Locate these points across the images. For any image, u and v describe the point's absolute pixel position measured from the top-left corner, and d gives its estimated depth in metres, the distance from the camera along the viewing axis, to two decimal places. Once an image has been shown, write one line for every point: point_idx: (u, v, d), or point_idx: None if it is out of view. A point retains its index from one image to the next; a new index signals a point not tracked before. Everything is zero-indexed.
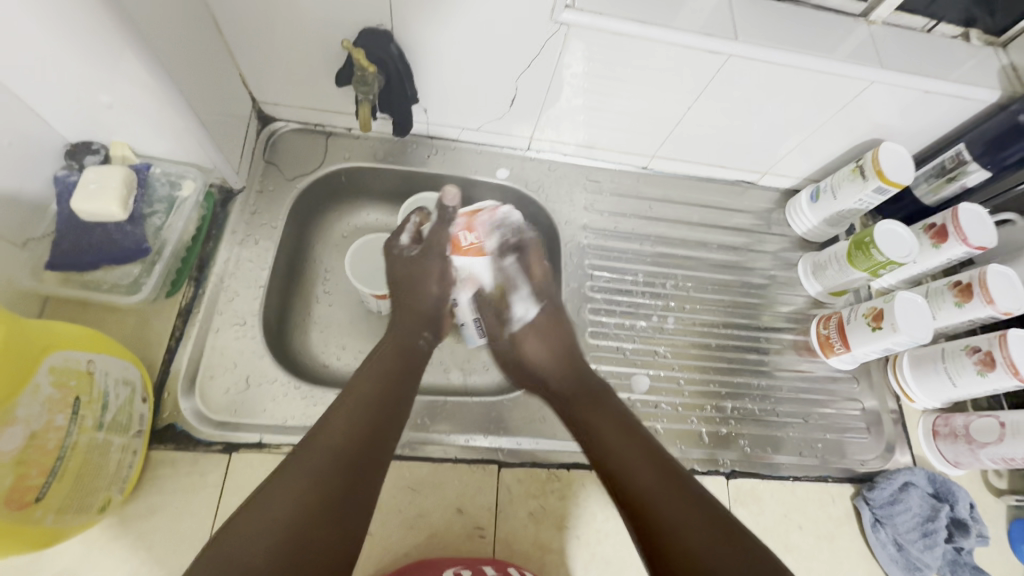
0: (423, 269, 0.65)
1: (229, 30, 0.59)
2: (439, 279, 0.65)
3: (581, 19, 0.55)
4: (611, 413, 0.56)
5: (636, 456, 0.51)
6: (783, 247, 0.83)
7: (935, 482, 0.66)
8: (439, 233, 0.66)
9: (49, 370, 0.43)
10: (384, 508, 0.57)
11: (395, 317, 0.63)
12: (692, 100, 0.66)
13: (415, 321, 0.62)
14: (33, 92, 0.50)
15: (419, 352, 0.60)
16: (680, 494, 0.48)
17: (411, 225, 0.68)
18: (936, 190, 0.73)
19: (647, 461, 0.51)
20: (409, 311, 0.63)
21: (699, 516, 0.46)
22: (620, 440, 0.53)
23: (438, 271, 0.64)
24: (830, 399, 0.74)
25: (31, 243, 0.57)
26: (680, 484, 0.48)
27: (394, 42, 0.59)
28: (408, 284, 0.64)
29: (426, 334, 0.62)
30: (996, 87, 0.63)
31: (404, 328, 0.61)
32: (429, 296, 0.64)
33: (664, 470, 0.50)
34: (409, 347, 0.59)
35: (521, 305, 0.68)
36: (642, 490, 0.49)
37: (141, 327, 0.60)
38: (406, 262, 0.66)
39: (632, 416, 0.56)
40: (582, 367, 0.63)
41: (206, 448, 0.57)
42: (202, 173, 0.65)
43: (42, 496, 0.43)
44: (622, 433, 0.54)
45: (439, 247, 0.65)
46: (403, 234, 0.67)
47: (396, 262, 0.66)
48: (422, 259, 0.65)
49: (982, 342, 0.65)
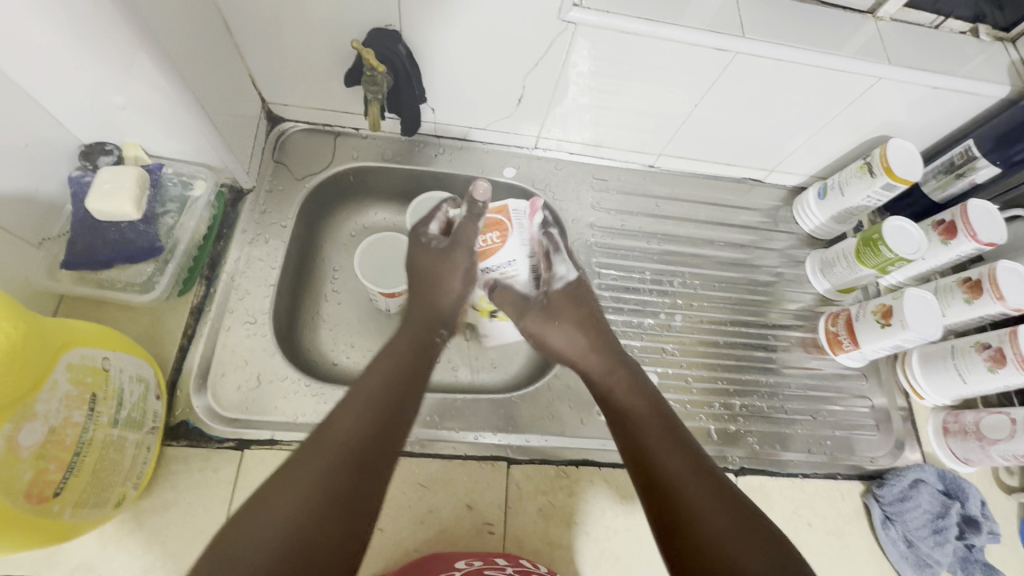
0: (448, 263, 0.61)
1: (240, 31, 0.59)
2: (464, 277, 0.61)
3: (588, 17, 0.56)
4: (642, 404, 0.53)
5: (666, 446, 0.48)
6: (790, 245, 0.83)
7: (945, 479, 0.66)
8: (468, 229, 0.61)
9: (67, 366, 0.44)
10: (395, 505, 0.58)
11: (411, 308, 0.60)
12: (699, 98, 0.66)
13: (434, 316, 0.59)
14: (47, 94, 0.51)
15: (434, 347, 0.57)
16: (711, 490, 0.44)
17: (441, 214, 0.66)
18: (944, 186, 0.73)
19: (678, 450, 0.48)
20: (430, 302, 0.59)
21: (728, 514, 0.43)
22: (650, 429, 0.50)
23: (465, 267, 0.61)
24: (838, 396, 0.74)
25: (47, 243, 0.58)
26: (711, 479, 0.45)
27: (402, 42, 0.59)
28: (431, 276, 0.60)
29: (442, 329, 0.59)
30: (1005, 82, 0.63)
31: (421, 321, 0.58)
32: (450, 290, 0.60)
33: (696, 465, 0.46)
34: (425, 344, 0.56)
35: (562, 264, 0.64)
36: (668, 488, 0.45)
37: (154, 325, 0.61)
38: (433, 250, 0.62)
39: (664, 407, 0.53)
40: (621, 356, 0.59)
41: (218, 445, 0.58)
42: (213, 172, 0.66)
43: (61, 491, 0.43)
44: (654, 421, 0.51)
45: (466, 244, 0.61)
46: (432, 223, 0.65)
47: (422, 252, 0.63)
48: (448, 252, 0.61)
49: (992, 338, 0.65)
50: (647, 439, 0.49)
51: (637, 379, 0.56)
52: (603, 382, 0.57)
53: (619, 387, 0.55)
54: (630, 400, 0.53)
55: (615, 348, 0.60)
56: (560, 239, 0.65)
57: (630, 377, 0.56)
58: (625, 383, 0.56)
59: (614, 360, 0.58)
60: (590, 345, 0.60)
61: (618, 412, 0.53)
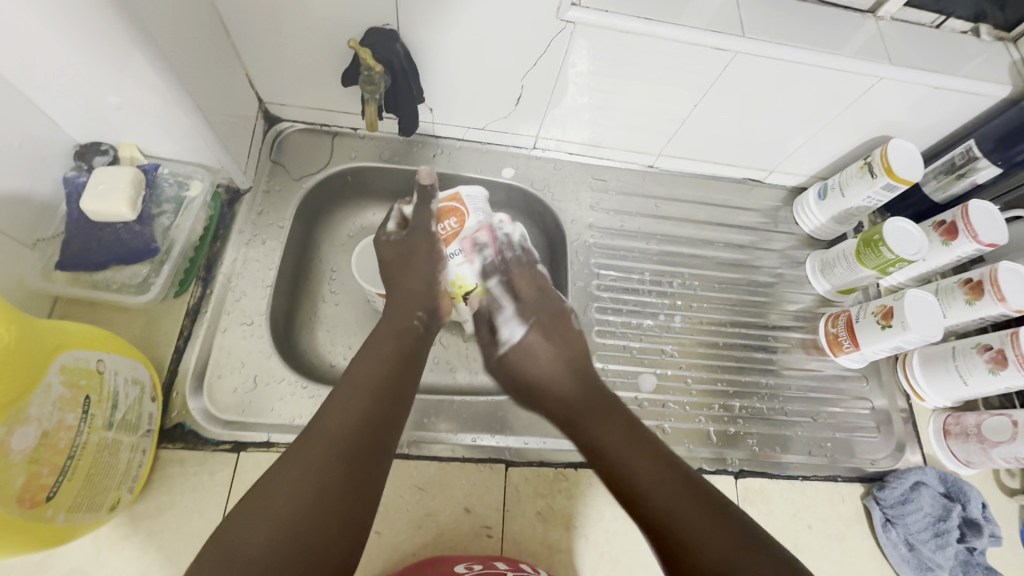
0: (411, 248, 0.62)
1: (236, 29, 0.59)
2: (427, 257, 0.61)
3: (587, 16, 0.55)
4: (622, 426, 0.51)
5: (648, 465, 0.47)
6: (790, 245, 0.83)
7: (947, 482, 0.66)
8: (423, 212, 0.63)
9: (61, 369, 0.44)
10: (392, 508, 0.57)
11: (388, 302, 0.61)
12: (699, 97, 0.66)
13: (409, 301, 0.60)
14: (42, 94, 0.51)
15: (414, 333, 0.58)
16: (699, 506, 0.44)
17: (395, 211, 0.65)
18: (945, 186, 0.72)
19: (660, 468, 0.47)
20: (402, 292, 0.60)
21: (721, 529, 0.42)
22: (623, 447, 0.49)
23: (427, 247, 0.62)
24: (839, 398, 0.74)
25: (41, 244, 0.58)
26: (696, 494, 0.45)
27: (400, 41, 0.59)
28: (397, 268, 0.62)
29: (422, 313, 0.60)
30: (1006, 82, 0.63)
31: (398, 311, 0.59)
32: (417, 275, 0.61)
33: (682, 482, 0.46)
34: (402, 330, 0.57)
35: (507, 327, 0.62)
36: (654, 499, 0.45)
37: (150, 327, 0.61)
38: (393, 247, 0.63)
39: (640, 425, 0.52)
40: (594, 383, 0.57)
41: (215, 447, 0.57)
42: (209, 173, 0.65)
43: (54, 496, 0.43)
44: (631, 442, 0.49)
45: (426, 228, 0.62)
46: (388, 222, 0.65)
47: (387, 249, 0.64)
48: (409, 240, 0.63)
49: (993, 340, 0.65)
50: (627, 464, 0.47)
51: (609, 403, 0.54)
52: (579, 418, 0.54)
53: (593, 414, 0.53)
54: (604, 425, 0.52)
55: (587, 376, 0.58)
56: (518, 285, 0.63)
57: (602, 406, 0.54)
58: (593, 409, 0.54)
59: (586, 386, 0.57)
60: (561, 374, 0.58)
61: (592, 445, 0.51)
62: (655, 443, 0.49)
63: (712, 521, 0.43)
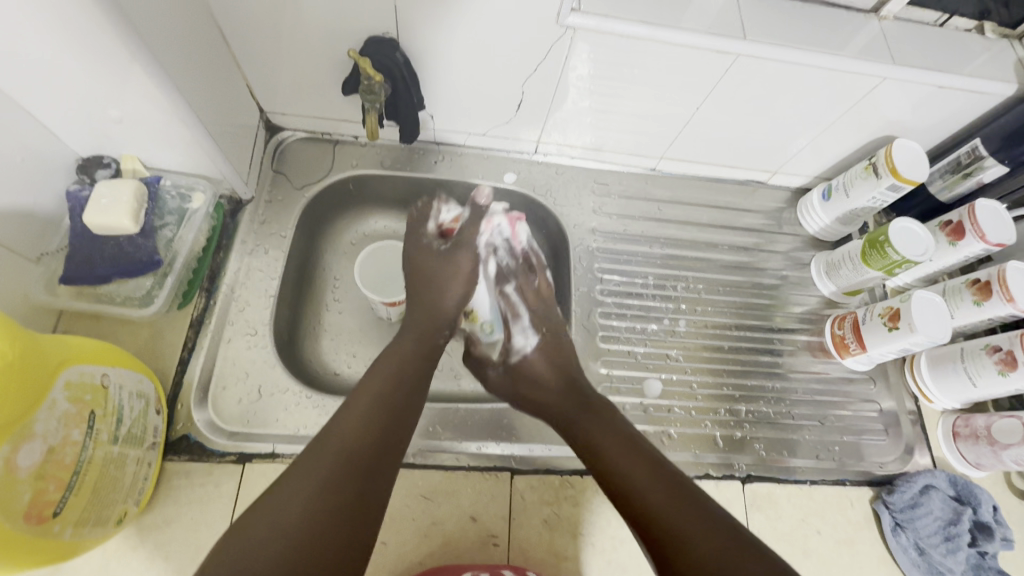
0: (452, 268, 0.66)
1: (235, 40, 0.59)
2: (465, 280, 0.66)
3: (587, 22, 0.55)
4: (619, 441, 0.53)
5: (648, 482, 0.48)
6: (795, 247, 0.82)
7: (957, 485, 0.65)
8: (473, 233, 0.68)
9: (65, 385, 0.44)
10: (398, 517, 0.57)
11: (412, 316, 0.63)
12: (701, 101, 0.65)
13: (434, 320, 0.63)
14: (47, 111, 0.51)
15: (437, 353, 0.60)
16: (696, 514, 0.45)
17: (435, 214, 0.69)
18: (951, 186, 0.72)
19: (646, 466, 0.50)
20: (430, 306, 0.63)
21: (701, 520, 0.45)
22: (608, 440, 0.53)
23: (468, 271, 0.66)
24: (846, 401, 0.73)
25: (45, 258, 0.58)
26: (677, 488, 0.48)
27: (399, 50, 0.59)
28: (435, 280, 0.65)
29: (443, 332, 0.63)
30: (1011, 80, 0.62)
31: (423, 326, 0.61)
32: (452, 296, 0.64)
33: (658, 473, 0.49)
34: (425, 347, 0.60)
35: (520, 336, 0.67)
36: (633, 484, 0.49)
37: (154, 339, 0.61)
38: (437, 258, 0.67)
39: (634, 436, 0.54)
40: (589, 398, 0.60)
41: (220, 459, 0.57)
42: (211, 184, 0.65)
43: (60, 511, 0.43)
44: (620, 446, 0.52)
45: (470, 247, 0.67)
46: (430, 221, 0.69)
47: (424, 256, 0.67)
48: (451, 256, 0.66)
49: (1003, 341, 0.64)
50: (615, 460, 0.51)
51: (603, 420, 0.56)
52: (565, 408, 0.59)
53: (595, 429, 0.55)
54: (597, 428, 0.55)
55: (575, 381, 0.62)
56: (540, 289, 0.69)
57: (598, 420, 0.56)
58: (576, 403, 0.59)
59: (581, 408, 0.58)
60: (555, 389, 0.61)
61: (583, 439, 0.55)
62: (651, 454, 0.51)
63: (709, 528, 0.44)
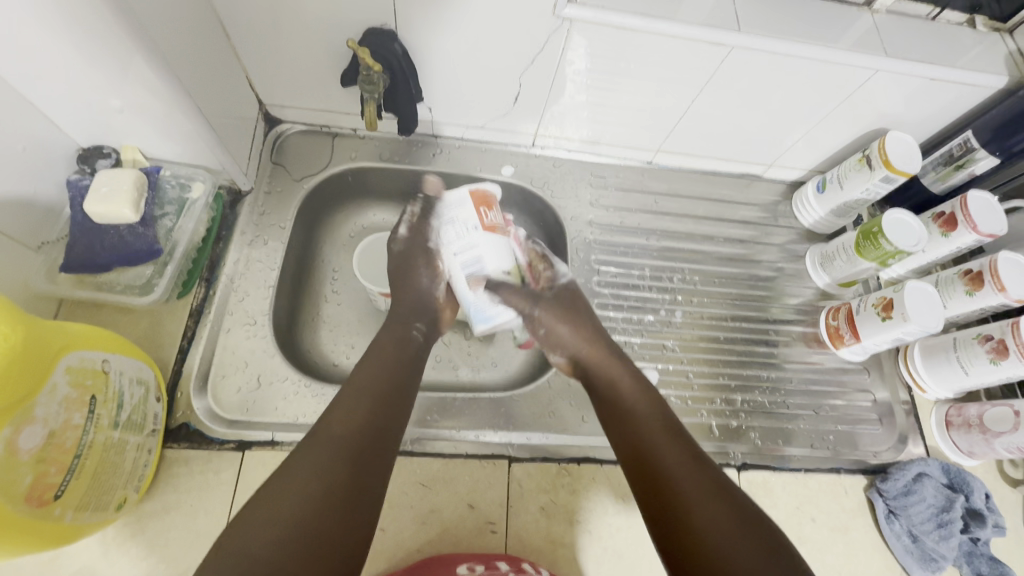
0: (412, 262, 0.65)
1: (236, 32, 0.59)
2: (430, 269, 0.64)
3: (583, 13, 0.56)
4: (645, 398, 0.57)
5: (679, 459, 0.50)
6: (790, 240, 0.83)
7: (950, 473, 0.66)
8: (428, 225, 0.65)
9: (66, 369, 0.44)
10: (396, 504, 0.58)
11: (391, 309, 0.63)
12: (696, 93, 0.66)
13: (407, 312, 0.62)
14: (50, 102, 0.52)
15: (415, 342, 0.60)
16: (707, 487, 0.48)
17: (406, 217, 0.67)
18: (944, 179, 0.73)
19: (675, 442, 0.52)
20: (403, 301, 0.63)
21: (723, 507, 0.46)
22: (642, 413, 0.55)
23: (426, 261, 0.64)
24: (841, 391, 0.74)
25: (46, 247, 0.58)
26: (703, 469, 0.49)
27: (398, 41, 0.60)
28: (400, 277, 0.64)
29: (419, 325, 0.62)
30: (1002, 73, 0.63)
31: (397, 321, 0.61)
32: (420, 287, 0.64)
33: (688, 453, 0.51)
34: (402, 338, 0.59)
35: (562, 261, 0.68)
36: (661, 462, 0.50)
37: (154, 328, 0.61)
38: (398, 256, 0.66)
39: (662, 404, 0.56)
40: (620, 356, 0.62)
41: (220, 446, 0.58)
42: (211, 174, 0.66)
43: (62, 495, 0.43)
44: (652, 415, 0.55)
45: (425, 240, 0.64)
46: (401, 227, 0.67)
47: (393, 256, 0.66)
48: (411, 253, 0.65)
49: (994, 330, 0.65)
50: (647, 436, 0.53)
51: (643, 399, 0.57)
52: (604, 373, 0.61)
53: (634, 403, 0.56)
54: (632, 395, 0.57)
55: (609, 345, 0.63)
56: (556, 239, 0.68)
57: (631, 380, 0.59)
58: (616, 367, 0.61)
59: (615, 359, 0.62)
60: (585, 342, 0.63)
61: (618, 407, 0.57)
62: (687, 439, 0.53)
63: (719, 499, 0.47)
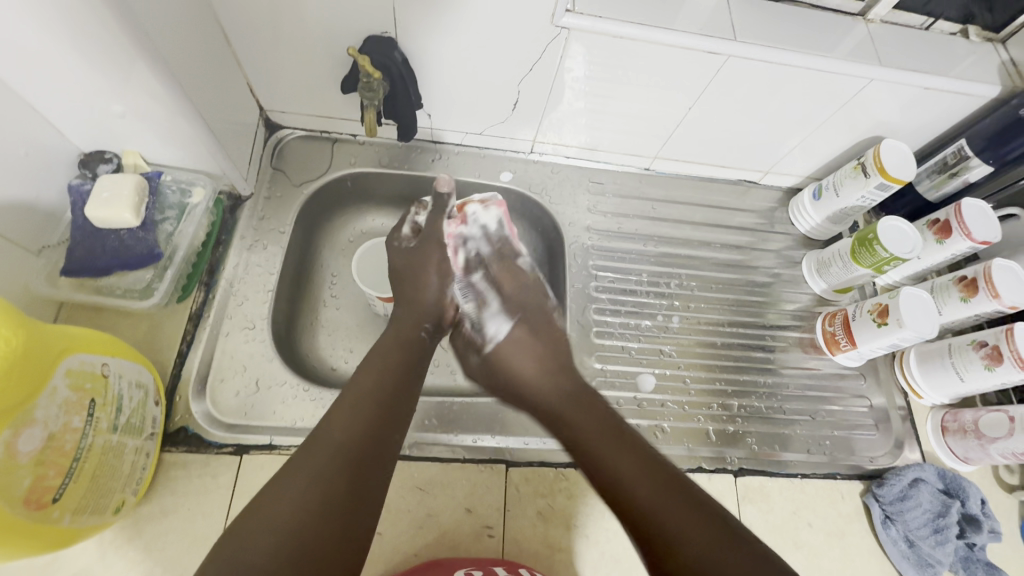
0: (423, 260, 0.66)
1: (237, 39, 0.60)
2: (438, 270, 0.66)
3: (581, 22, 0.56)
4: (608, 431, 0.53)
5: (653, 494, 0.47)
6: (787, 246, 0.83)
7: (946, 478, 0.66)
8: (437, 224, 0.68)
9: (66, 372, 0.44)
10: (393, 509, 0.58)
11: (397, 310, 0.64)
12: (693, 101, 0.67)
13: (416, 314, 0.63)
14: (52, 107, 0.52)
15: (420, 345, 0.61)
16: (691, 516, 0.46)
17: (411, 218, 0.70)
18: (938, 186, 0.74)
19: (646, 475, 0.48)
20: (411, 303, 0.64)
21: (710, 536, 0.44)
22: (605, 447, 0.52)
23: (437, 262, 0.66)
24: (837, 396, 0.74)
25: (47, 250, 0.59)
26: (680, 497, 0.47)
27: (398, 49, 0.60)
28: (408, 277, 0.66)
29: (426, 326, 0.63)
30: (995, 82, 0.64)
31: (406, 320, 0.62)
32: (429, 287, 0.65)
33: (664, 484, 0.48)
34: (408, 340, 0.60)
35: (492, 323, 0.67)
36: (637, 496, 0.47)
37: (154, 331, 0.61)
38: (402, 254, 0.67)
39: (628, 431, 0.53)
40: (581, 392, 0.59)
41: (218, 450, 0.58)
42: (212, 179, 0.66)
43: (59, 498, 0.43)
44: (616, 448, 0.51)
45: (437, 238, 0.67)
46: (403, 226, 0.70)
47: (397, 254, 0.68)
48: (421, 251, 0.67)
49: (989, 336, 0.65)
50: (617, 472, 0.49)
51: (593, 407, 0.56)
52: (564, 410, 0.57)
53: (592, 429, 0.54)
54: (592, 430, 0.54)
55: (568, 381, 0.60)
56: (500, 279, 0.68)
57: (590, 412, 0.56)
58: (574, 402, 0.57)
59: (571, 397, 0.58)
60: (547, 378, 0.61)
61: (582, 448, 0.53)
62: (662, 465, 0.50)
63: (703, 528, 0.45)
